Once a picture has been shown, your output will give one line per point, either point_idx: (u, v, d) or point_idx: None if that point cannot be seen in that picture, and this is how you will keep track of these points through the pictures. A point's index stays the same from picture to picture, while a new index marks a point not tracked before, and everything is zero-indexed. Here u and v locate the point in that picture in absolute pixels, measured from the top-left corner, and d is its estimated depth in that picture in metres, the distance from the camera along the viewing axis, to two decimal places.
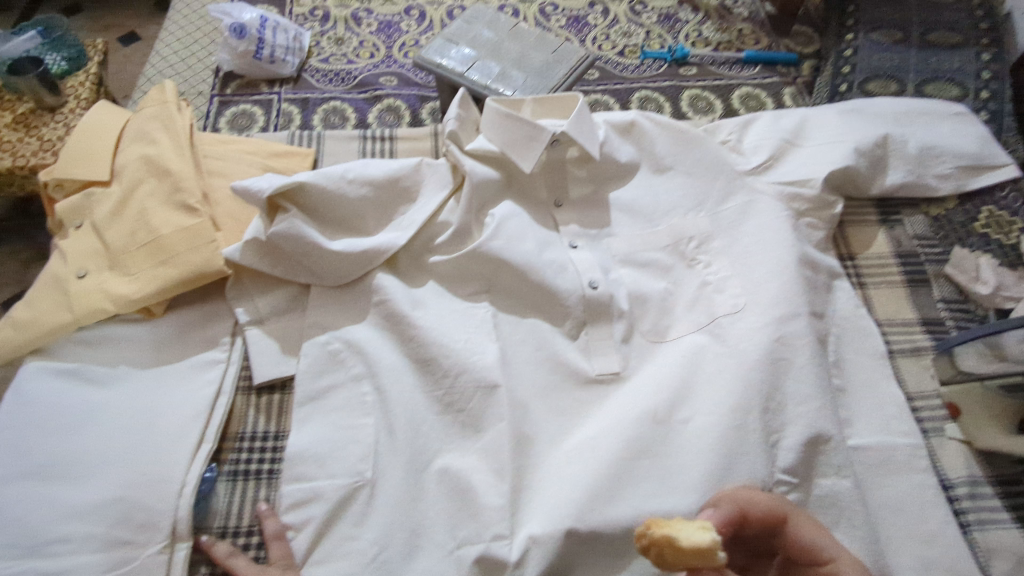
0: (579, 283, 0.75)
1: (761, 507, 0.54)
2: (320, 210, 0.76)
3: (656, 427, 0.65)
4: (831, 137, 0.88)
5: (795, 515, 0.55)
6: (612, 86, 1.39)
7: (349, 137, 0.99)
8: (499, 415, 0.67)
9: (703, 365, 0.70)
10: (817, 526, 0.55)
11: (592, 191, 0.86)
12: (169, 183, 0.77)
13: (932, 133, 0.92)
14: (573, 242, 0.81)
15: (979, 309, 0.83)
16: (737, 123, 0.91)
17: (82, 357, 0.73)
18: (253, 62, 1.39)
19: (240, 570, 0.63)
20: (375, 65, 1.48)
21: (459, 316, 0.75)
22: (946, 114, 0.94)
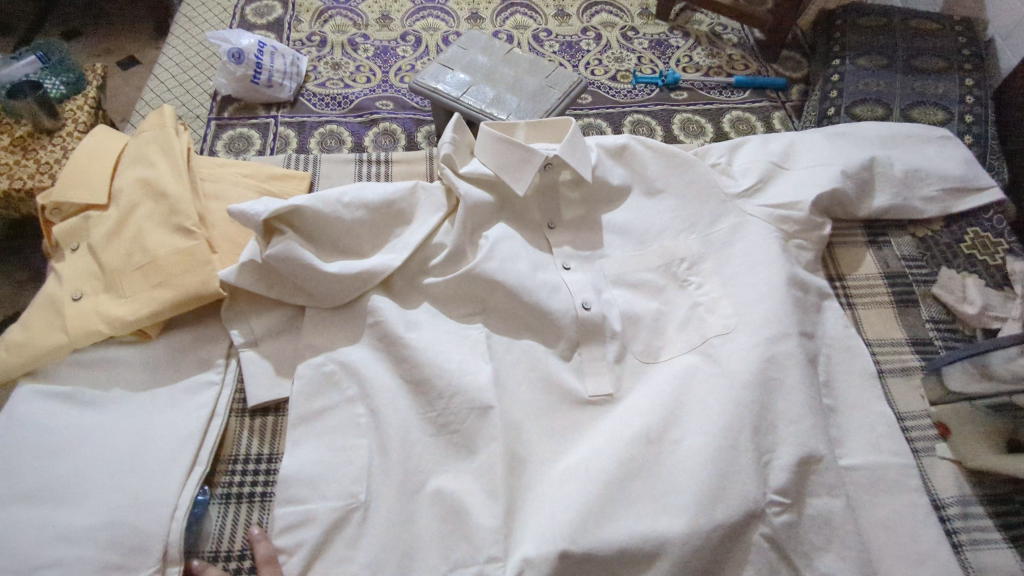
0: (572, 304, 0.75)
1: None
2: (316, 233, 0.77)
3: (649, 447, 0.66)
4: (819, 160, 0.89)
5: None
6: (605, 110, 1.42)
7: (345, 160, 1.00)
8: (493, 436, 0.67)
9: (695, 386, 0.71)
10: None
11: (585, 213, 0.87)
12: (166, 206, 0.78)
13: (918, 156, 0.94)
14: (566, 263, 0.81)
15: (966, 330, 0.85)
16: (727, 147, 0.93)
17: (75, 379, 0.73)
18: (251, 87, 1.41)
19: None
20: (372, 89, 1.50)
21: (453, 337, 0.76)
22: (931, 138, 0.97)
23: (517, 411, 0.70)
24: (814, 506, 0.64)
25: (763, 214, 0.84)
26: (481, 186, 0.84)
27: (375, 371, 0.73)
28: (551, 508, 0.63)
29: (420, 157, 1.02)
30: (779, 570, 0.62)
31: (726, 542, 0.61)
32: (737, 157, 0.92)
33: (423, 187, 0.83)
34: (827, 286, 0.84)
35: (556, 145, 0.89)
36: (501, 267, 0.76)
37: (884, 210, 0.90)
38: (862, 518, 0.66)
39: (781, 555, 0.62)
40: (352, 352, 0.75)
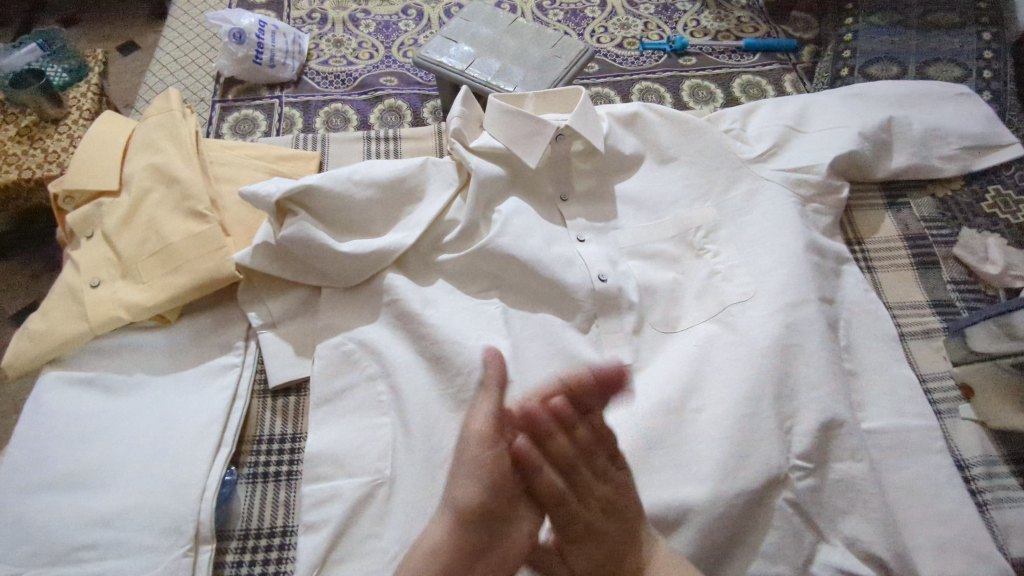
0: (588, 276, 0.75)
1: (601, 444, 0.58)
2: (328, 213, 0.76)
3: (672, 416, 0.66)
4: (835, 122, 0.87)
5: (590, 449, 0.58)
6: (613, 79, 1.40)
7: (353, 138, 0.99)
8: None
9: (715, 354, 0.70)
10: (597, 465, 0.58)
11: (597, 183, 0.86)
12: (178, 191, 0.78)
13: (937, 115, 0.92)
14: (580, 236, 0.81)
15: (989, 290, 0.83)
16: (740, 112, 0.91)
17: (99, 365, 0.73)
18: (254, 67, 1.40)
19: None
20: (375, 66, 1.48)
21: (471, 314, 0.75)
22: (948, 96, 0.94)
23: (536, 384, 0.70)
24: (839, 469, 0.64)
25: (779, 178, 0.82)
26: (491, 159, 0.83)
27: (395, 349, 0.73)
28: None
29: (428, 132, 1.01)
30: (804, 535, 0.62)
31: (750, 509, 0.61)
32: (751, 122, 0.90)
33: (434, 163, 0.82)
34: (845, 250, 0.83)
35: (566, 116, 0.88)
36: (517, 241, 0.76)
37: (901, 171, 0.89)
38: (886, 480, 0.66)
39: (806, 519, 0.62)
40: (370, 331, 0.75)
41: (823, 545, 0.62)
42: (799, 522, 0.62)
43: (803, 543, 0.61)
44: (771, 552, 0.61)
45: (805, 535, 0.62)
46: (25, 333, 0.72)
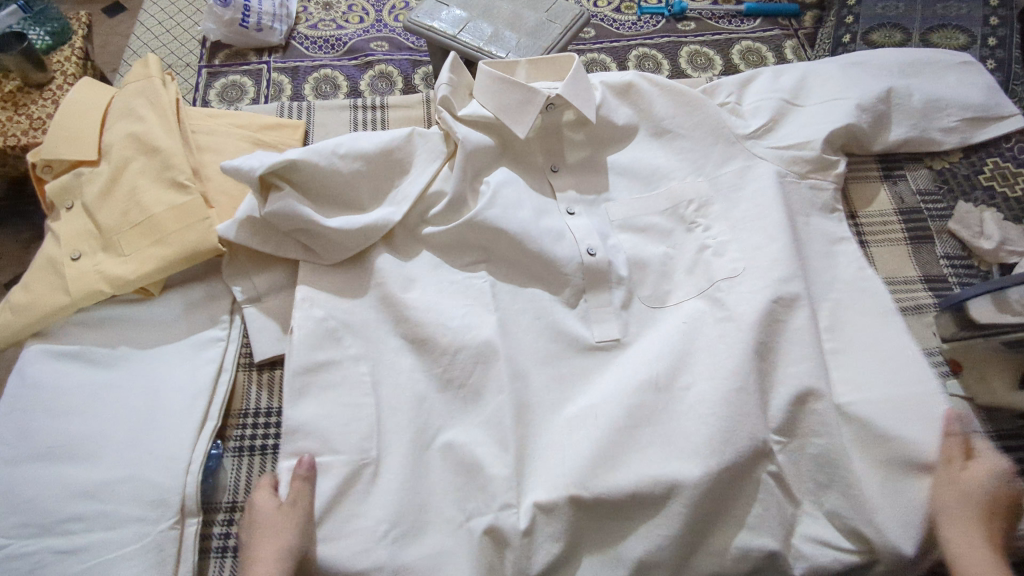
0: (578, 250, 0.73)
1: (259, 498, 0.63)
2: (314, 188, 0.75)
3: (659, 396, 0.66)
4: (833, 94, 0.85)
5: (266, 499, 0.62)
6: (610, 45, 1.37)
7: (340, 106, 0.95)
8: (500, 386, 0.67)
9: (703, 331, 0.70)
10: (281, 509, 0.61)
11: (588, 151, 0.84)
12: (159, 160, 0.76)
13: (942, 86, 0.89)
14: (570, 209, 0.79)
15: (982, 266, 0.82)
16: (738, 82, 0.88)
17: (82, 339, 0.73)
18: (241, 31, 1.36)
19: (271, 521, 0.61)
20: (365, 31, 1.46)
21: (458, 289, 0.74)
22: (952, 63, 0.92)
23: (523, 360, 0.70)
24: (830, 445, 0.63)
25: (773, 156, 0.81)
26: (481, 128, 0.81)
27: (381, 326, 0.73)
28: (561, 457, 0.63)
29: (417, 100, 0.96)
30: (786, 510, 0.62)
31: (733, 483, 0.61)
32: (750, 92, 0.87)
33: (420, 133, 0.80)
34: (841, 225, 0.81)
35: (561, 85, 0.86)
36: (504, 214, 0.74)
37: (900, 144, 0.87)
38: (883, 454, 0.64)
39: (786, 494, 0.63)
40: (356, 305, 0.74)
41: (805, 517, 0.63)
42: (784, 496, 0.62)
43: (785, 517, 0.62)
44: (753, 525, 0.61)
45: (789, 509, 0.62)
46: (6, 305, 0.71)
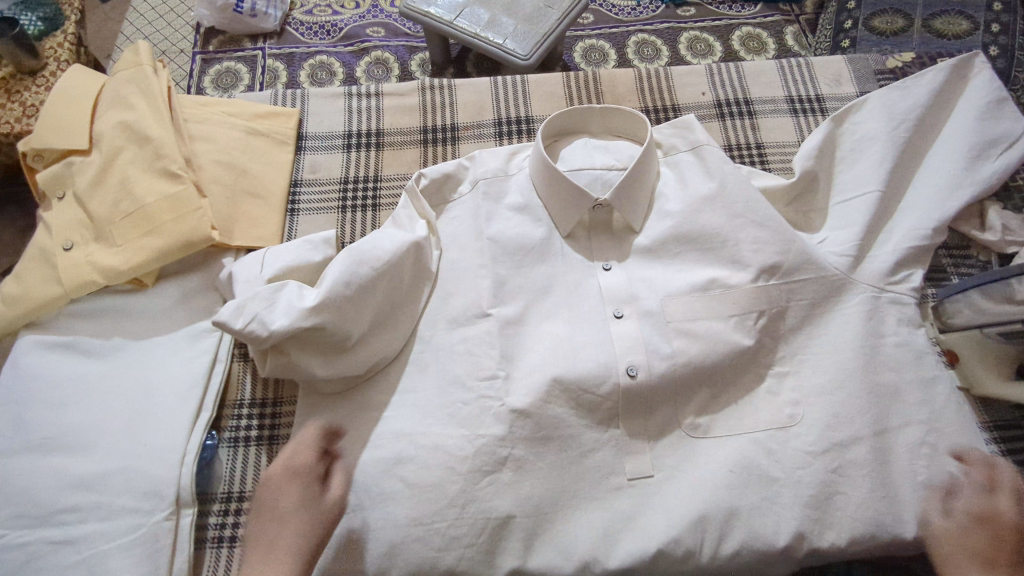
0: (603, 311, 0.68)
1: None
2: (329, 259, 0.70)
3: (684, 434, 0.66)
4: (900, 150, 0.77)
5: None
6: (609, 31, 1.37)
7: (334, 95, 0.91)
8: (492, 380, 0.65)
9: (715, 375, 0.67)
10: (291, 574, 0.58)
11: (631, 191, 0.71)
12: (151, 150, 0.75)
13: (965, 62, 0.84)
14: (606, 265, 0.71)
15: (982, 255, 0.81)
16: (820, 141, 0.79)
17: (76, 330, 0.73)
18: (235, 16, 1.36)
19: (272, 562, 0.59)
20: (361, 16, 1.44)
21: (462, 354, 0.67)
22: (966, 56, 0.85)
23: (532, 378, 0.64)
24: (827, 464, 0.65)
25: (836, 243, 0.72)
26: (512, 177, 0.76)
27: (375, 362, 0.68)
28: (560, 454, 0.64)
29: (413, 87, 0.92)
30: (778, 501, 0.64)
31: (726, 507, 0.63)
32: (826, 148, 0.79)
33: (447, 177, 0.75)
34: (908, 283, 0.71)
35: (638, 146, 0.78)
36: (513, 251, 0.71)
37: (931, 114, 0.81)
38: (884, 505, 0.63)
39: (778, 486, 0.64)
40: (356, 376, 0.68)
41: (803, 510, 0.63)
42: (776, 487, 0.64)
43: (777, 509, 0.63)
44: (747, 512, 0.63)
45: (780, 498, 0.64)
46: None
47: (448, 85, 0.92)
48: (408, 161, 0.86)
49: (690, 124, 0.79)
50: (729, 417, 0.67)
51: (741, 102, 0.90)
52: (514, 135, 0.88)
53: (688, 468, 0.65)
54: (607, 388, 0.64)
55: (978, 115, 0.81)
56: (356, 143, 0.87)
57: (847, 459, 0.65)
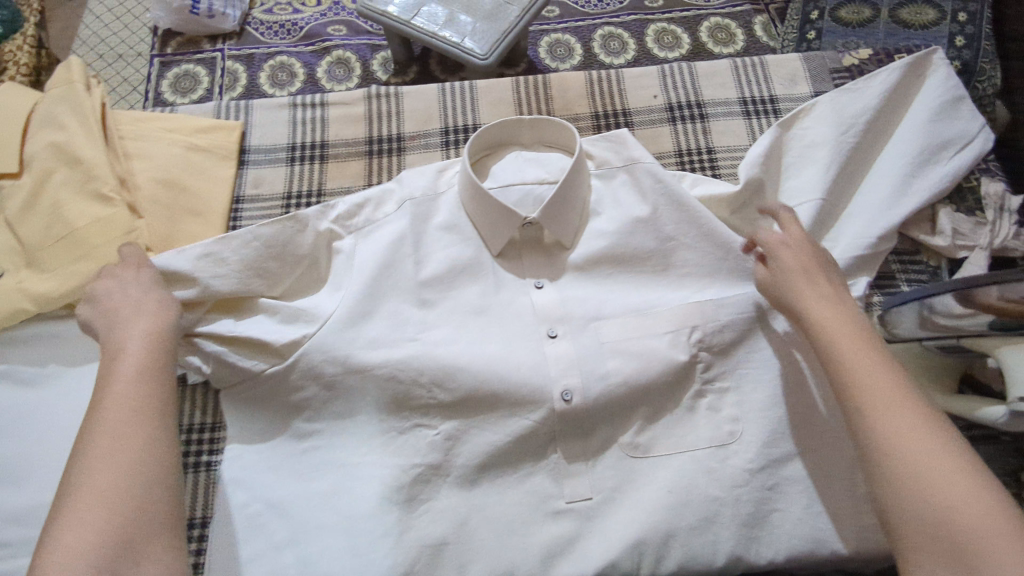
0: (537, 331, 0.68)
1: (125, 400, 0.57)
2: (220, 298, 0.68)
3: (623, 453, 0.66)
4: (846, 157, 0.77)
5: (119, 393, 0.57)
6: (575, 24, 1.34)
7: (278, 105, 0.89)
8: (429, 411, 0.66)
9: (651, 394, 0.67)
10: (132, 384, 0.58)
11: (561, 208, 0.72)
12: (82, 172, 0.73)
13: (921, 59, 0.82)
14: (538, 282, 0.72)
15: (932, 260, 0.79)
16: (767, 146, 0.77)
17: (10, 357, 0.71)
18: (191, 18, 1.33)
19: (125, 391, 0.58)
20: (322, 14, 1.42)
21: (398, 374, 0.66)
22: (927, 55, 0.82)
23: (467, 402, 0.65)
24: (765, 482, 0.65)
25: None
26: (443, 195, 0.75)
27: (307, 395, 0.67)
28: (497, 479, 0.65)
29: (358, 95, 0.90)
30: (716, 521, 0.63)
31: (665, 529, 0.63)
32: (774, 153, 0.77)
33: (370, 201, 0.74)
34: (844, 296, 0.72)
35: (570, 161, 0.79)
36: (449, 273, 0.71)
37: (880, 116, 0.80)
38: (818, 523, 0.64)
39: (717, 506, 0.64)
40: (283, 397, 0.68)
41: (742, 529, 0.64)
42: (716, 506, 0.64)
43: (714, 529, 0.63)
44: (687, 533, 0.63)
45: (720, 518, 0.63)
46: None
47: (396, 92, 0.90)
48: (353, 172, 0.85)
49: (626, 138, 0.79)
50: (669, 435, 0.67)
51: (694, 104, 0.89)
52: (460, 144, 0.86)
53: (629, 489, 0.65)
54: (542, 413, 0.65)
55: (930, 116, 0.79)
56: (300, 155, 0.86)
57: (783, 479, 0.65)
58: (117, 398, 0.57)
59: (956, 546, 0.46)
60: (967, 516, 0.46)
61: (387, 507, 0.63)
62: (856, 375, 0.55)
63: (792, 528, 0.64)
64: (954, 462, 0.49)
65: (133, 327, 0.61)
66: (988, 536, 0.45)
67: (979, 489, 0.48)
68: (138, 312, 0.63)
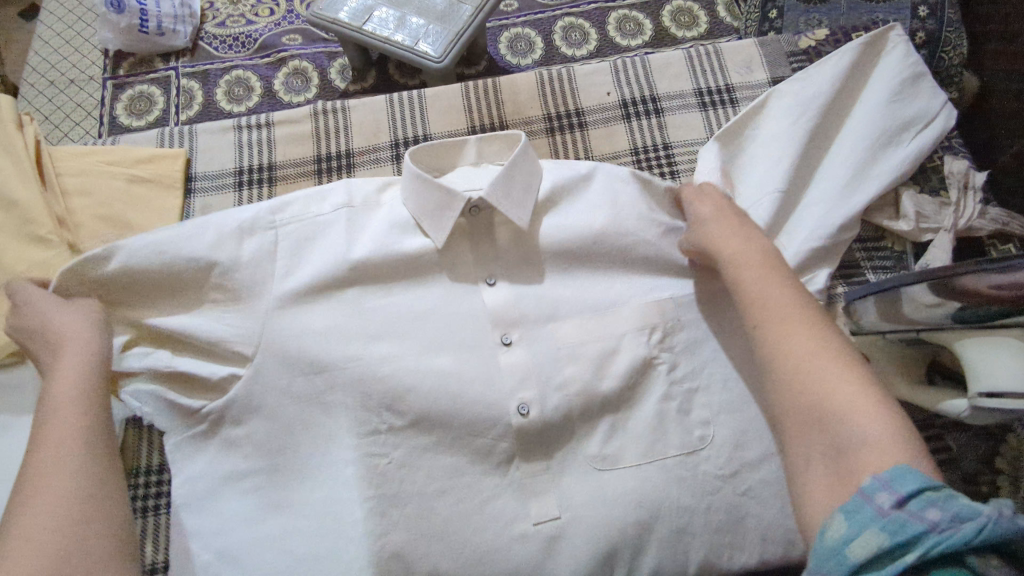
0: (490, 339, 0.66)
1: (65, 421, 0.57)
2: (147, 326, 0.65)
3: (590, 467, 0.64)
4: (801, 146, 0.75)
5: (56, 420, 0.57)
6: (534, 17, 1.29)
7: (223, 128, 0.87)
8: (380, 438, 0.63)
9: (613, 404, 0.66)
10: (67, 406, 0.58)
11: (505, 199, 0.68)
12: (16, 214, 0.72)
13: (878, 36, 0.80)
14: (490, 278, 0.68)
15: (897, 244, 0.78)
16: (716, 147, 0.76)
17: None
18: (141, 37, 1.26)
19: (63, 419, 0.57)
20: (277, 23, 1.34)
21: (350, 400, 0.64)
22: (882, 33, 0.80)
23: (425, 427, 0.63)
24: (734, 487, 0.64)
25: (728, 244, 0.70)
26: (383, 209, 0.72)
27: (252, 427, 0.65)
28: (458, 505, 0.62)
29: (304, 112, 0.88)
30: (685, 530, 0.62)
31: (632, 540, 0.62)
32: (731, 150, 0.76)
33: None
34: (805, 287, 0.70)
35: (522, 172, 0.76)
36: (393, 280, 0.68)
37: (836, 98, 0.78)
38: (788, 523, 0.63)
39: (685, 514, 0.62)
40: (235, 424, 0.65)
41: (713, 535, 0.63)
42: (688, 515, 0.62)
43: (683, 537, 0.62)
44: (656, 543, 0.62)
45: (690, 527, 0.62)
46: None
47: (342, 106, 0.87)
48: None
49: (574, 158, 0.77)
50: (637, 445, 0.65)
51: (649, 99, 0.87)
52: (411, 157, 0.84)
53: (598, 505, 0.62)
54: (499, 431, 0.63)
55: (888, 95, 0.77)
56: (247, 179, 0.84)
57: (753, 481, 0.64)
58: (56, 435, 0.56)
59: (819, 415, 0.51)
60: (843, 405, 0.50)
61: (348, 540, 0.61)
62: (765, 292, 0.59)
63: (763, 531, 0.63)
64: (833, 358, 0.52)
65: (64, 369, 0.60)
66: (848, 410, 0.49)
67: (857, 385, 0.51)
68: (66, 336, 0.61)
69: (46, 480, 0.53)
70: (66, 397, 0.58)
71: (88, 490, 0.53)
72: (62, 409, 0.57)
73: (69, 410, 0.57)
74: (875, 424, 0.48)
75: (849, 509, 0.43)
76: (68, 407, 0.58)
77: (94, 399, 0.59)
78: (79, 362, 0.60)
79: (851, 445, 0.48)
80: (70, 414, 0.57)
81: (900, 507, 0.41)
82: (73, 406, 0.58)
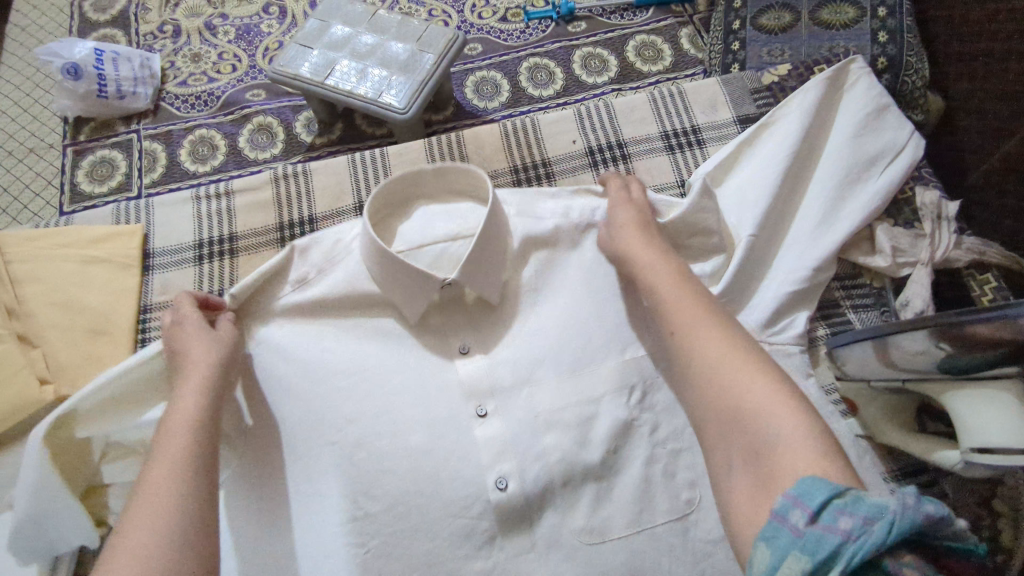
0: (466, 411, 0.64)
1: (180, 442, 0.52)
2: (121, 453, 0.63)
3: (576, 541, 0.61)
4: (772, 187, 0.74)
5: (173, 435, 0.52)
6: (498, 59, 1.28)
7: (180, 200, 0.84)
8: (359, 529, 0.60)
9: (593, 469, 0.63)
10: (184, 425, 0.53)
11: (480, 268, 0.66)
12: None
13: (840, 70, 0.79)
14: (464, 348, 0.67)
15: (875, 281, 0.77)
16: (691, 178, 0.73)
17: None
18: (100, 102, 1.22)
19: (163, 441, 0.52)
20: (239, 79, 1.30)
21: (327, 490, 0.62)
22: (844, 66, 0.79)
23: (403, 512, 0.60)
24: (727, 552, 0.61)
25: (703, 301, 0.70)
26: (349, 262, 0.69)
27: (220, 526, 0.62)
28: None
29: (264, 177, 0.85)
30: None
31: None
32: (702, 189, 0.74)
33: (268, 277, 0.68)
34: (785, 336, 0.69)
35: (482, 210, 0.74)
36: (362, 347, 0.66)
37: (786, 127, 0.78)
38: None
39: None
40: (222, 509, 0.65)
41: None
42: None
43: None
44: None
45: None
46: None
47: (304, 170, 0.85)
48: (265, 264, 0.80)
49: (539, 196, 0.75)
50: (625, 513, 0.62)
51: (615, 146, 0.86)
52: None
53: None
54: (479, 511, 0.60)
55: (852, 132, 0.77)
56: (207, 253, 0.81)
57: None
58: (152, 493, 0.48)
59: (733, 415, 0.49)
60: (753, 404, 0.48)
61: None
62: (673, 296, 0.59)
63: None
64: (745, 355, 0.51)
65: (184, 389, 0.57)
66: (761, 410, 0.48)
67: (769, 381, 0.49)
68: (191, 357, 0.59)
69: (148, 552, 0.45)
70: (176, 417, 0.54)
71: (188, 529, 0.47)
72: (176, 428, 0.53)
73: (178, 429, 0.53)
74: (787, 421, 0.46)
75: (767, 534, 0.40)
76: (184, 427, 0.53)
77: (212, 425, 0.55)
78: (198, 384, 0.57)
79: (767, 445, 0.46)
80: (179, 433, 0.53)
81: (813, 522, 0.39)
82: (185, 424, 0.53)
